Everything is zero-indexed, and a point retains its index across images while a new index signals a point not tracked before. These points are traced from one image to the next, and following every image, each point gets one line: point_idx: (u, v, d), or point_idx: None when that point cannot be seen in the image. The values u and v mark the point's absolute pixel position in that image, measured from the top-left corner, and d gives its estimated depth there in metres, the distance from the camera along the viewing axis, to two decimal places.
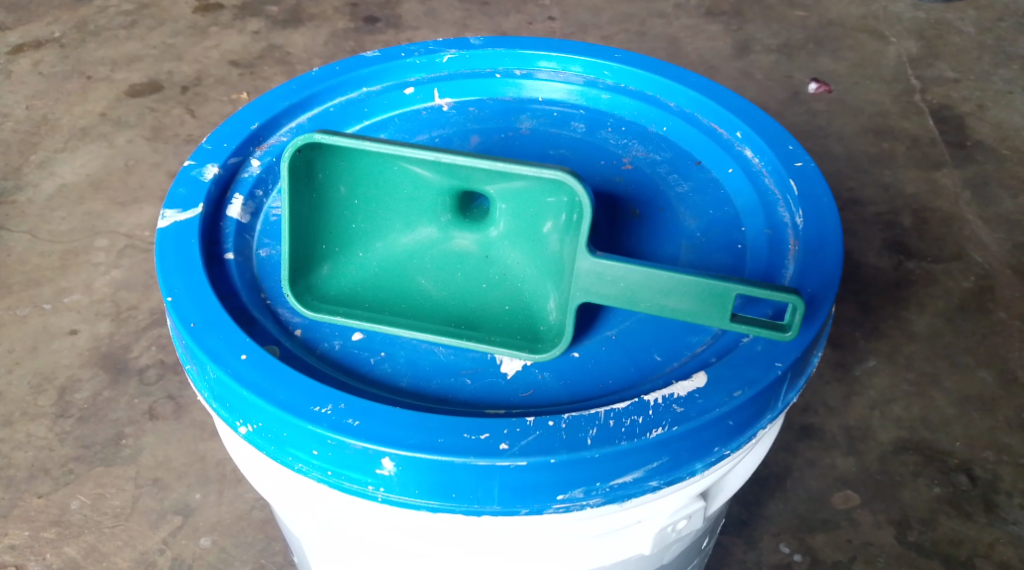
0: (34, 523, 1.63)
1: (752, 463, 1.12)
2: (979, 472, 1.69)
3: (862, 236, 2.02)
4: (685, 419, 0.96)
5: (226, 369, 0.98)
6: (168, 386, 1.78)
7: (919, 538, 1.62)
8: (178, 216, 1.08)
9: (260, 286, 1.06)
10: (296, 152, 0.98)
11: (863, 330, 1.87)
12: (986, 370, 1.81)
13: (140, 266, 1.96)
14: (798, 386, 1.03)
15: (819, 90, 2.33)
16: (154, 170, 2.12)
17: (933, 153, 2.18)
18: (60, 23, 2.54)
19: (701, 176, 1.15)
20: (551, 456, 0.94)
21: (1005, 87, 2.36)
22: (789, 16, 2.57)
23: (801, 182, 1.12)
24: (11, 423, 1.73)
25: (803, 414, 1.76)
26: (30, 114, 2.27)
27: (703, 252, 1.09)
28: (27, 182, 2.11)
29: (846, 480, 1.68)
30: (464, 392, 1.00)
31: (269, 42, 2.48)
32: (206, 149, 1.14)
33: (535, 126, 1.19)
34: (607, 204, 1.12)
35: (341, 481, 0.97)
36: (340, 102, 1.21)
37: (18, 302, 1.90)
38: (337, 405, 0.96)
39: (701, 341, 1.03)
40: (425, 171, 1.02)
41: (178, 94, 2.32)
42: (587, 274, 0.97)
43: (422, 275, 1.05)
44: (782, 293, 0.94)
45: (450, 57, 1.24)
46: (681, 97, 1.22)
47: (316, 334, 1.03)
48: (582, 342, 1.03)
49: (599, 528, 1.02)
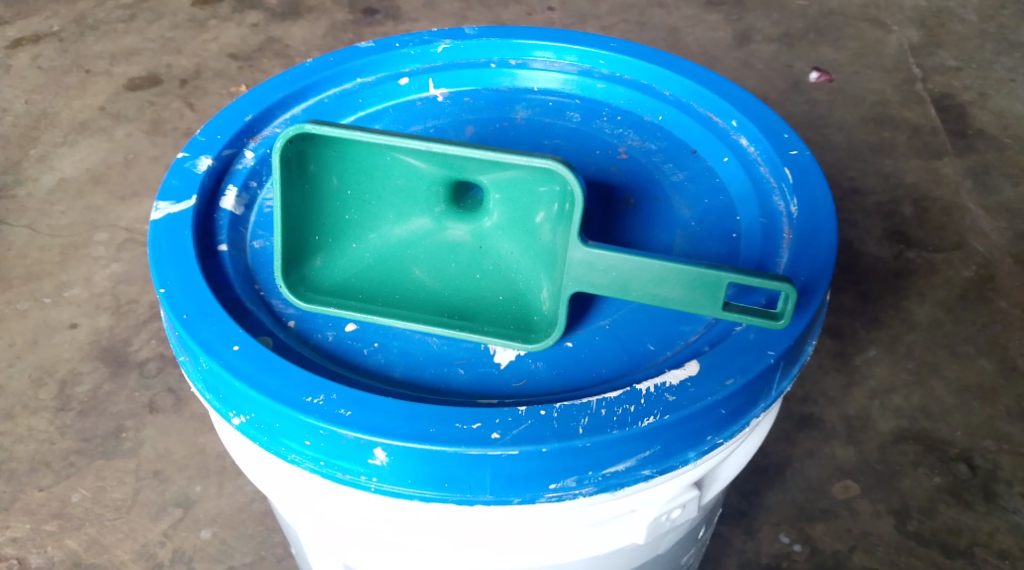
0: (35, 516, 1.63)
1: (747, 452, 1.11)
2: (979, 461, 1.69)
3: (862, 226, 2.01)
4: (677, 407, 0.96)
5: (219, 360, 0.98)
6: (168, 379, 1.79)
7: (918, 527, 1.62)
8: (171, 208, 1.08)
9: (253, 278, 1.06)
10: (288, 143, 0.98)
11: (863, 320, 1.86)
12: (987, 359, 1.81)
13: (139, 260, 1.96)
14: (792, 375, 1.03)
15: (819, 80, 2.32)
16: (154, 163, 2.13)
17: (934, 142, 2.17)
18: (59, 17, 2.54)
19: (696, 165, 1.15)
20: (543, 445, 0.94)
21: (1007, 75, 2.35)
22: (789, 6, 2.56)
23: (797, 170, 1.12)
24: (11, 416, 1.74)
25: (803, 404, 1.75)
26: (30, 109, 2.27)
27: (697, 241, 1.09)
28: (27, 176, 2.11)
29: (846, 470, 1.68)
30: (457, 382, 1.00)
31: (267, 35, 2.48)
32: (200, 141, 1.14)
33: (529, 117, 1.19)
34: (602, 195, 1.12)
35: (335, 471, 0.97)
36: (335, 93, 1.21)
37: (18, 296, 1.90)
38: (329, 395, 0.96)
39: (694, 330, 1.02)
40: (419, 163, 1.02)
41: (177, 88, 2.32)
42: (580, 263, 0.97)
43: (416, 265, 1.05)
44: (773, 280, 0.94)
45: (444, 47, 1.24)
46: (677, 86, 1.21)
47: (310, 325, 1.03)
48: (575, 332, 1.03)
49: (592, 517, 1.02)
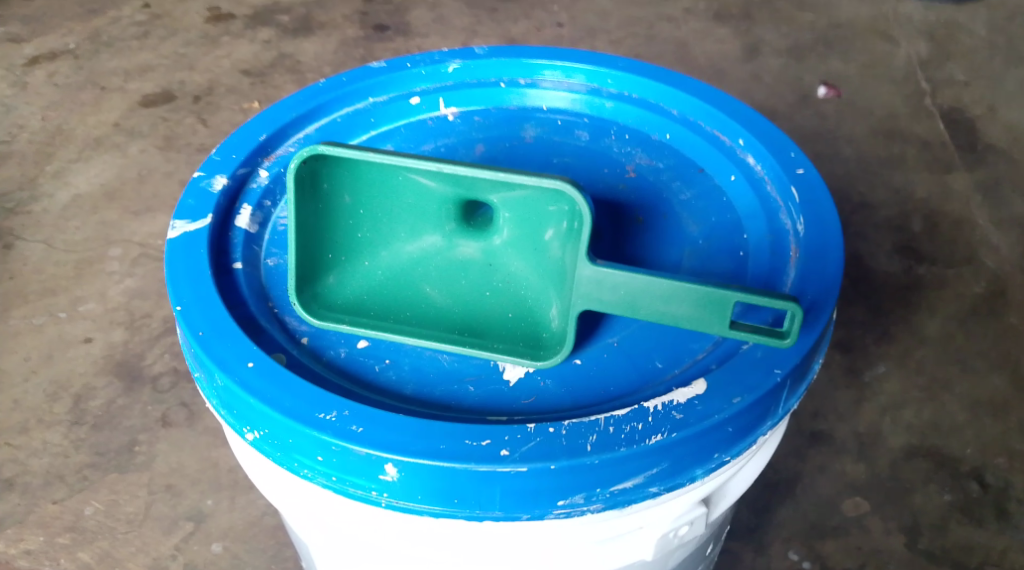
0: (49, 529, 1.65)
1: (755, 469, 1.12)
2: (991, 479, 1.69)
3: (872, 240, 2.01)
4: (685, 425, 0.96)
5: (233, 377, 1.00)
6: (181, 394, 1.80)
7: (929, 546, 1.62)
8: (187, 226, 1.09)
9: (267, 295, 1.08)
10: (302, 163, 1.00)
11: (874, 334, 1.86)
12: (998, 374, 1.81)
13: (153, 274, 1.98)
14: (799, 393, 1.03)
15: (828, 94, 2.32)
16: (167, 179, 2.15)
17: (943, 156, 2.18)
18: (74, 34, 2.57)
19: (703, 183, 1.16)
20: (552, 462, 0.95)
21: (1016, 89, 2.35)
22: (798, 20, 2.57)
23: (803, 188, 1.13)
24: (26, 430, 1.76)
25: (813, 419, 1.76)
26: (45, 125, 2.29)
27: (705, 259, 1.10)
28: (42, 192, 2.13)
29: (856, 486, 1.68)
30: (468, 399, 1.01)
31: (279, 51, 2.50)
32: (215, 160, 1.16)
33: (539, 135, 1.20)
34: (611, 212, 1.13)
35: (346, 487, 0.98)
36: (347, 113, 1.22)
37: (33, 311, 1.92)
38: (341, 412, 0.97)
39: (702, 347, 1.03)
40: (430, 182, 1.03)
41: (190, 104, 2.34)
42: (589, 281, 0.98)
43: (427, 283, 1.06)
44: (780, 300, 0.95)
45: (455, 66, 1.25)
46: (684, 105, 1.22)
47: (323, 342, 1.05)
48: (583, 349, 1.04)
49: (601, 534, 1.03)
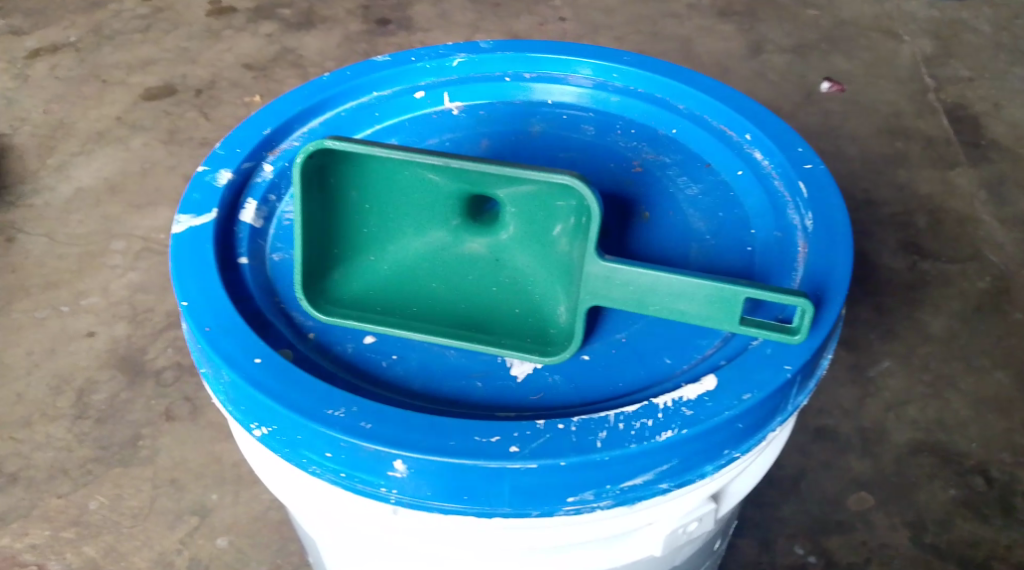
0: (54, 523, 1.64)
1: (763, 465, 1.12)
2: (995, 473, 1.69)
3: (877, 237, 2.01)
4: (695, 422, 0.96)
5: (241, 372, 0.99)
6: (184, 388, 1.80)
7: (934, 540, 1.62)
8: (193, 221, 1.09)
9: (273, 290, 1.08)
10: (309, 158, 0.99)
11: (878, 331, 1.86)
12: (1002, 371, 1.81)
13: (156, 269, 1.97)
14: (808, 389, 1.03)
15: (832, 90, 2.32)
16: (170, 173, 2.14)
17: (948, 153, 2.18)
18: (76, 27, 2.57)
19: (711, 179, 1.16)
20: (561, 459, 0.94)
21: (1021, 86, 2.35)
22: (802, 16, 2.56)
23: (811, 184, 1.12)
24: (29, 424, 1.75)
25: (818, 416, 1.75)
26: (48, 118, 2.29)
27: (712, 254, 1.09)
28: (45, 185, 2.13)
29: (861, 482, 1.68)
30: (475, 394, 1.01)
31: (282, 45, 2.49)
32: (219, 155, 1.15)
33: (546, 130, 1.20)
34: (618, 208, 1.13)
35: (355, 483, 0.98)
36: (352, 107, 1.22)
37: (36, 304, 1.92)
38: (350, 408, 0.97)
39: (711, 344, 1.03)
40: (437, 177, 1.03)
41: (192, 98, 2.33)
42: (598, 277, 0.98)
43: (434, 278, 1.06)
44: (790, 295, 0.95)
45: (460, 60, 1.25)
46: (691, 100, 1.22)
47: (329, 337, 1.04)
48: (592, 345, 1.03)
49: (610, 530, 1.03)
